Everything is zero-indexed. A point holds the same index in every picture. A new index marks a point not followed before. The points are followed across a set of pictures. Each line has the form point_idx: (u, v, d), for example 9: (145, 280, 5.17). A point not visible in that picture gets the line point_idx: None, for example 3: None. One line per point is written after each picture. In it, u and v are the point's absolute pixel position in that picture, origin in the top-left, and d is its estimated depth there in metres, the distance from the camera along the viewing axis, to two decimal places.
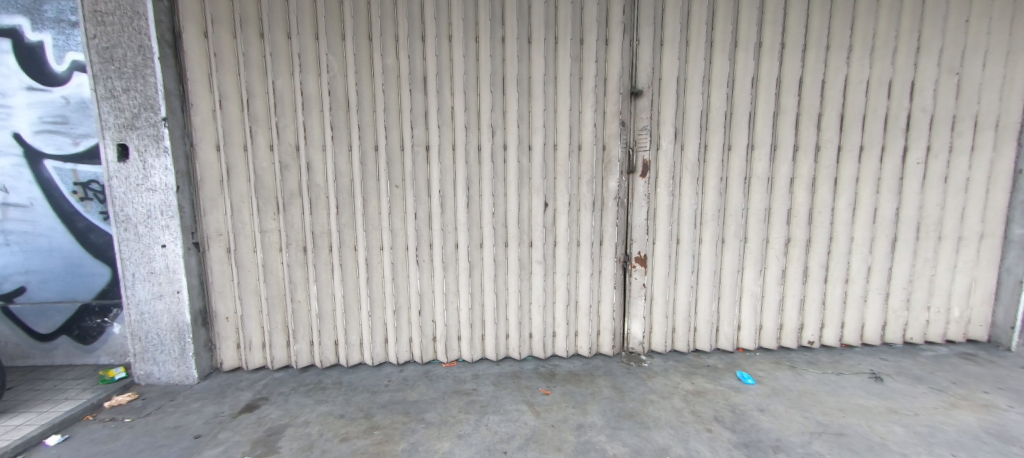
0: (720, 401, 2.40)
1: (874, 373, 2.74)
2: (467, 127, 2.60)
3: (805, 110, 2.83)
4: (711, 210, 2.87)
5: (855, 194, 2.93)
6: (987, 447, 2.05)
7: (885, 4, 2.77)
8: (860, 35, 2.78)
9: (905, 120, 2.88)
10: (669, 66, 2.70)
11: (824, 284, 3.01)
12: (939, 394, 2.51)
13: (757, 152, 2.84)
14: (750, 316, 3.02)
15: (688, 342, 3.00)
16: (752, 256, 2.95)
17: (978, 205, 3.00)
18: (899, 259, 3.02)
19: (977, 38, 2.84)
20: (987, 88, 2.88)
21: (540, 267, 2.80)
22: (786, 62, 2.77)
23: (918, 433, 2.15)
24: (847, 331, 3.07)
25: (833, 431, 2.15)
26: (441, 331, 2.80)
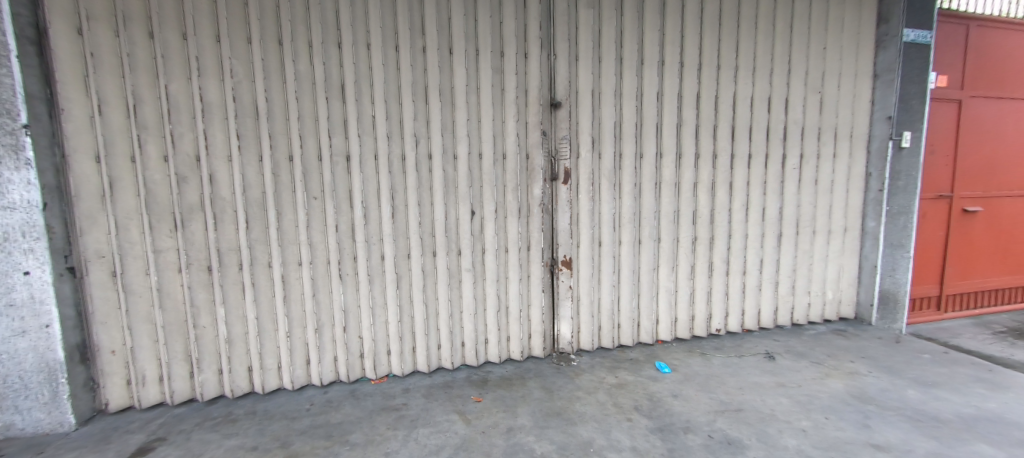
0: (640, 392, 2.57)
1: (769, 353, 3.10)
2: (389, 136, 2.55)
3: (704, 122, 3.15)
4: (627, 214, 3.08)
5: (747, 196, 3.32)
6: (851, 408, 2.41)
7: (762, 31, 3.19)
8: (744, 57, 3.18)
9: (783, 131, 3.32)
10: (583, 79, 2.87)
11: (726, 278, 3.36)
12: (819, 367, 2.90)
13: (665, 160, 3.10)
14: (666, 310, 3.26)
15: (613, 339, 3.18)
16: (665, 254, 3.20)
17: (842, 204, 3.53)
18: (785, 252, 3.45)
19: (833, 63, 3.37)
20: (841, 105, 3.43)
21: (469, 274, 2.80)
22: (685, 79, 3.08)
23: (801, 402, 2.46)
24: (747, 318, 3.45)
25: (733, 408, 2.40)
26: (369, 346, 2.69)
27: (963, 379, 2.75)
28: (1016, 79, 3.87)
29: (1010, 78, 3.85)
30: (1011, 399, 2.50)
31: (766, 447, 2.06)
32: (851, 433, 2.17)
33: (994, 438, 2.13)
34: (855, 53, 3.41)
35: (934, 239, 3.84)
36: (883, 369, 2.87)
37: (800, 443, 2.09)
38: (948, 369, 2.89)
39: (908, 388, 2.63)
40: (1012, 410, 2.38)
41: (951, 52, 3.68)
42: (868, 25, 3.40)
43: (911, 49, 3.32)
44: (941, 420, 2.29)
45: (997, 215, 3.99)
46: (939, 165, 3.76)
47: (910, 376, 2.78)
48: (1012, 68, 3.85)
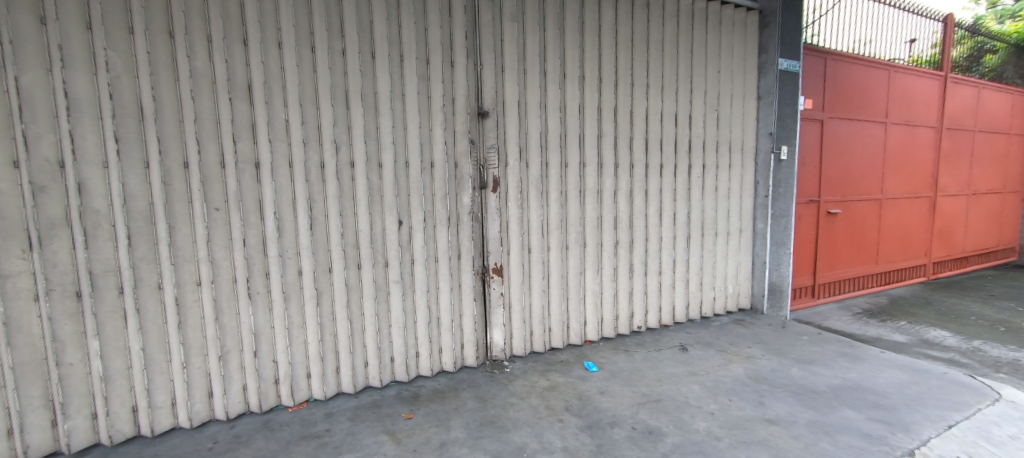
0: (570, 392, 2.65)
1: (683, 345, 3.38)
2: (306, 143, 2.37)
3: (621, 134, 3.37)
4: (555, 221, 3.18)
5: (660, 203, 3.60)
6: (749, 388, 2.71)
7: (668, 54, 3.52)
8: (654, 76, 3.47)
9: (688, 144, 3.68)
10: (510, 90, 2.93)
11: (645, 278, 3.61)
12: (724, 354, 3.22)
13: (587, 169, 3.27)
14: (592, 311, 3.41)
15: (544, 343, 3.24)
16: (590, 259, 3.35)
17: (737, 208, 3.99)
18: (694, 252, 3.80)
19: (726, 85, 3.81)
20: (734, 122, 3.88)
21: (397, 286, 2.69)
22: (603, 94, 3.28)
23: (710, 388, 2.71)
24: (663, 314, 3.73)
25: (653, 399, 2.57)
26: (285, 370, 2.45)
27: (833, 355, 3.24)
28: (861, 104, 4.69)
29: (857, 103, 4.66)
30: (866, 368, 2.99)
31: (682, 432, 2.23)
32: (750, 411, 2.44)
33: (855, 403, 2.53)
34: (743, 77, 3.89)
35: (808, 237, 4.49)
36: (773, 352, 3.28)
37: (710, 425, 2.30)
38: (822, 347, 3.38)
39: (793, 366, 3.02)
40: (867, 378, 2.85)
41: (814, 80, 4.35)
42: (752, 53, 3.92)
43: (785, 76, 3.88)
44: (817, 392, 2.67)
45: (852, 216, 4.77)
46: (809, 174, 4.42)
47: (794, 356, 3.20)
48: (857, 95, 4.66)
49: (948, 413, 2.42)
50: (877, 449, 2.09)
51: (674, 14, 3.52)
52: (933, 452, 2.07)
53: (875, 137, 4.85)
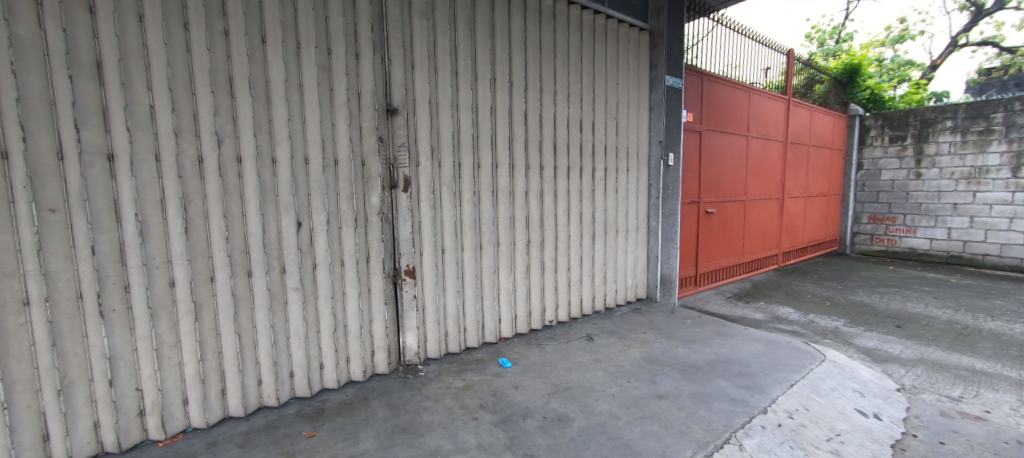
0: (485, 389, 2.67)
1: (589, 335, 3.62)
2: (178, 133, 2.04)
3: (531, 137, 3.50)
4: (468, 221, 3.18)
5: (568, 203, 3.81)
6: (645, 370, 2.99)
7: (572, 64, 3.75)
8: (560, 84, 3.67)
9: (592, 148, 3.95)
10: (420, 88, 2.87)
11: (555, 275, 3.78)
12: (624, 341, 3.51)
13: (500, 170, 3.33)
14: (506, 309, 3.48)
15: (459, 343, 3.22)
16: (503, 258, 3.42)
17: (634, 208, 4.38)
18: (598, 248, 4.09)
19: (623, 96, 4.16)
20: (631, 129, 4.27)
21: (296, 294, 2.47)
22: (513, 97, 3.38)
23: (612, 372, 2.94)
24: (572, 307, 3.95)
25: (562, 388, 2.71)
26: (153, 399, 2.08)
27: (710, 334, 3.73)
28: (729, 119, 5.47)
29: (726, 118, 5.43)
30: (734, 343, 3.49)
31: (588, 416, 2.39)
32: (644, 389, 2.70)
33: (725, 373, 2.95)
34: (637, 90, 4.30)
35: (691, 234, 5.10)
36: (665, 335, 3.66)
37: (611, 406, 2.50)
38: (702, 328, 3.87)
39: (680, 347, 3.41)
40: (735, 351, 3.34)
41: (694, 96, 4.97)
42: (644, 69, 4.34)
43: (671, 91, 4.36)
44: (697, 367, 3.05)
45: (724, 215, 5.54)
46: (690, 178, 5.02)
47: (680, 338, 3.62)
48: (726, 111, 5.42)
49: (791, 374, 2.94)
50: (741, 410, 2.46)
51: (577, 28, 3.77)
52: (780, 407, 2.52)
53: (739, 148, 5.69)
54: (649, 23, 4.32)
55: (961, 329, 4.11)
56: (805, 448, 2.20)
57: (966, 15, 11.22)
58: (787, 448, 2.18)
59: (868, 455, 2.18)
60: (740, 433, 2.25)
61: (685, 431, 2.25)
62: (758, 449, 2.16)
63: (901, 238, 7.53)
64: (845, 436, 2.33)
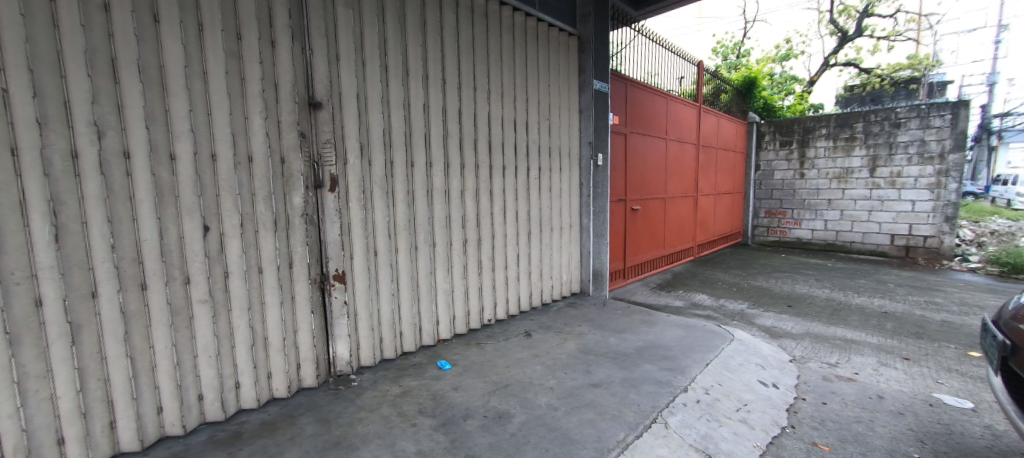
0: (423, 394, 2.59)
1: (527, 332, 3.66)
2: (44, 122, 1.71)
3: (466, 135, 3.45)
4: (402, 221, 3.06)
5: (504, 202, 3.82)
6: (581, 361, 3.08)
7: (505, 64, 3.76)
8: (494, 83, 3.66)
9: (527, 147, 3.99)
10: (347, 81, 2.69)
11: (493, 273, 3.77)
12: (561, 335, 3.59)
13: (434, 168, 3.24)
14: (443, 311, 3.40)
15: (395, 348, 3.09)
16: (440, 259, 3.34)
17: (567, 205, 4.50)
18: (533, 246, 4.14)
19: (555, 98, 4.26)
20: (563, 130, 4.38)
21: (205, 307, 2.19)
22: (447, 95, 3.30)
23: (549, 366, 2.99)
24: (510, 305, 3.96)
25: (503, 386, 2.70)
26: (15, 443, 1.70)
27: (637, 322, 3.95)
28: (651, 122, 5.83)
29: (648, 121, 5.78)
30: (658, 330, 3.72)
31: (528, 410, 2.41)
32: (580, 380, 2.78)
33: (651, 358, 3.13)
34: (568, 92, 4.41)
35: (619, 230, 5.35)
36: (597, 327, 3.81)
37: (550, 398, 2.54)
38: (630, 318, 4.08)
39: (611, 337, 3.56)
40: (660, 337, 3.56)
41: (619, 100, 5.22)
42: (574, 72, 4.47)
43: (599, 94, 4.55)
44: (626, 354, 3.20)
45: (648, 212, 5.89)
46: (617, 177, 5.27)
47: (612, 328, 3.78)
48: (648, 114, 5.77)
49: (706, 354, 3.19)
50: (666, 391, 2.63)
51: (509, 28, 3.78)
52: (698, 384, 2.74)
53: (660, 149, 6.09)
54: (577, 28, 4.45)
55: (838, 305, 4.75)
56: (719, 420, 2.45)
57: (834, 38, 13.02)
58: (705, 421, 2.42)
59: (768, 421, 2.50)
60: (665, 412, 2.41)
61: (618, 415, 2.35)
62: (681, 426, 2.34)
63: (791, 230, 8.53)
64: (751, 405, 2.64)
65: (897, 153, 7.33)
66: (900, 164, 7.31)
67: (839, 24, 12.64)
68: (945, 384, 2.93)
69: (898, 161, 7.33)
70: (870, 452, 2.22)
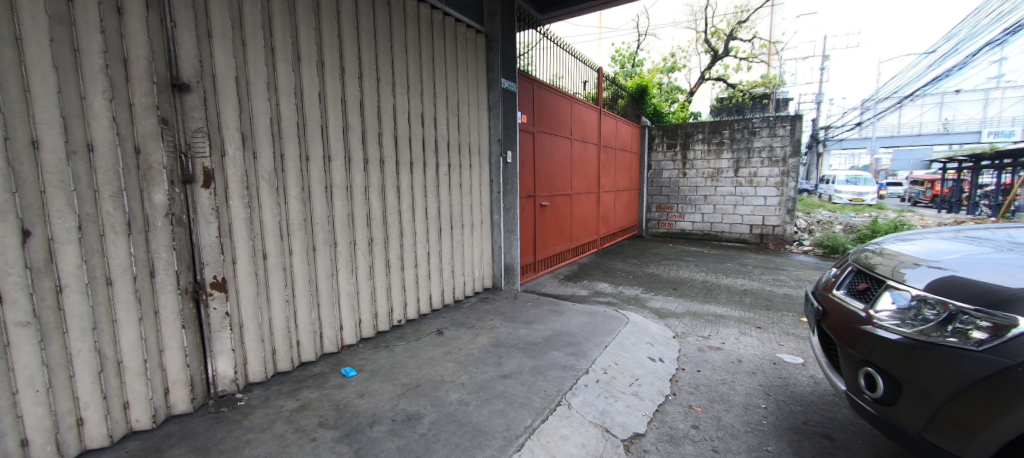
0: (324, 405, 2.41)
1: (439, 330, 3.61)
2: None
3: (369, 129, 3.28)
4: (296, 221, 2.80)
5: (413, 199, 3.71)
6: (492, 354, 3.13)
7: (411, 56, 3.64)
8: (398, 76, 3.52)
9: (435, 143, 3.91)
10: (222, 62, 2.37)
11: (402, 272, 3.64)
12: (473, 330, 3.61)
13: (333, 163, 3.02)
14: (348, 315, 3.20)
15: (292, 359, 2.83)
16: (342, 260, 3.12)
17: (477, 202, 4.52)
18: (444, 243, 4.09)
19: (463, 94, 4.24)
20: (472, 127, 4.38)
21: (30, 330, 1.78)
22: (346, 84, 3.09)
23: (461, 362, 2.99)
24: (422, 304, 3.86)
25: (412, 387, 2.63)
26: None
27: (546, 312, 4.13)
28: (557, 122, 6.12)
29: (554, 122, 6.05)
30: (565, 318, 3.94)
31: (438, 409, 2.38)
32: (491, 372, 2.83)
33: (558, 345, 3.29)
34: (476, 89, 4.43)
35: (529, 226, 5.52)
36: (509, 319, 3.90)
37: (461, 394, 2.54)
38: (539, 308, 4.25)
39: (522, 328, 3.67)
40: (566, 325, 3.76)
41: (527, 100, 5.39)
42: (482, 70, 4.50)
43: (507, 93, 4.64)
44: (535, 344, 3.33)
45: (555, 207, 6.18)
46: (526, 175, 5.43)
47: (522, 320, 3.90)
48: (553, 115, 6.03)
49: (605, 337, 3.46)
50: (570, 374, 2.80)
51: (414, 20, 3.67)
52: (597, 366, 2.95)
53: (565, 149, 6.42)
54: (485, 26, 4.48)
55: (712, 286, 5.49)
56: (615, 395, 2.67)
57: (708, 56, 14.89)
58: (603, 398, 2.62)
59: (655, 392, 2.80)
60: (568, 394, 2.56)
61: (526, 403, 2.44)
62: (583, 405, 2.51)
63: (676, 222, 9.60)
64: (642, 379, 2.93)
65: (754, 157, 8.65)
66: (755, 166, 8.65)
67: (711, 43, 14.47)
68: (786, 345, 3.56)
69: (755, 164, 8.65)
70: (732, 408, 2.61)
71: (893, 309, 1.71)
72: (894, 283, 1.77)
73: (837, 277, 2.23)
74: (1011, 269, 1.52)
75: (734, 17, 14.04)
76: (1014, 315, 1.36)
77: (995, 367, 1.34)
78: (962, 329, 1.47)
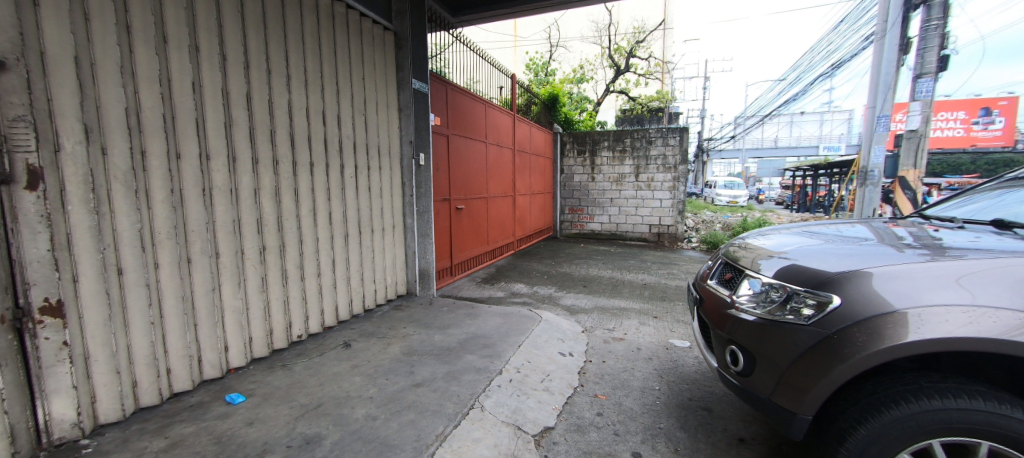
0: (201, 440, 2.10)
1: (346, 342, 3.38)
2: None
3: (258, 126, 2.95)
4: (163, 228, 2.41)
5: (313, 202, 3.42)
6: (404, 364, 3.01)
7: (308, 48, 3.37)
8: (294, 69, 3.23)
9: (339, 143, 3.66)
10: (55, 39, 1.97)
11: (302, 283, 3.33)
12: (384, 340, 3.44)
13: (213, 163, 2.66)
14: (235, 334, 2.84)
15: (160, 391, 2.42)
16: (226, 272, 2.76)
17: (388, 205, 4.33)
18: (352, 250, 3.84)
19: (370, 93, 4.04)
20: (381, 127, 4.19)
21: None
22: (228, 74, 2.75)
23: (369, 375, 2.82)
24: (327, 316, 3.58)
25: (312, 407, 2.42)
26: None
27: (461, 316, 4.09)
28: (471, 126, 6.11)
29: (469, 125, 6.04)
30: (480, 321, 3.93)
31: (341, 428, 2.22)
32: (402, 382, 2.72)
33: (473, 348, 3.28)
34: (385, 88, 4.25)
35: (444, 230, 5.43)
36: (423, 326, 3.79)
37: (368, 409, 2.40)
38: (455, 312, 4.20)
39: (436, 334, 3.59)
40: (482, 327, 3.77)
41: (440, 102, 5.30)
42: (391, 70, 4.33)
43: (419, 94, 4.52)
44: (449, 349, 3.28)
45: (471, 211, 6.16)
46: (441, 178, 5.33)
47: (437, 325, 3.82)
48: (468, 118, 6.02)
49: (519, 336, 3.53)
50: (483, 377, 2.80)
51: (313, 10, 3.40)
52: (510, 365, 3.00)
53: (480, 153, 6.44)
54: (393, 23, 4.33)
55: (618, 282, 5.90)
56: (527, 393, 2.73)
57: (612, 70, 16.08)
58: (516, 397, 2.66)
59: (564, 385, 2.93)
60: (481, 397, 2.56)
61: (438, 410, 2.39)
62: (495, 405, 2.52)
63: (586, 223, 10.20)
64: (552, 374, 3.04)
65: (651, 163, 9.52)
66: (652, 172, 9.53)
67: (614, 59, 15.65)
68: (677, 332, 3.96)
69: (652, 170, 9.53)
70: (632, 392, 2.83)
71: (750, 294, 2.00)
72: (751, 272, 2.06)
73: (710, 269, 2.54)
74: (831, 257, 1.87)
75: (633, 36, 15.37)
76: (831, 294, 1.70)
77: (820, 337, 1.66)
78: (797, 307, 1.77)
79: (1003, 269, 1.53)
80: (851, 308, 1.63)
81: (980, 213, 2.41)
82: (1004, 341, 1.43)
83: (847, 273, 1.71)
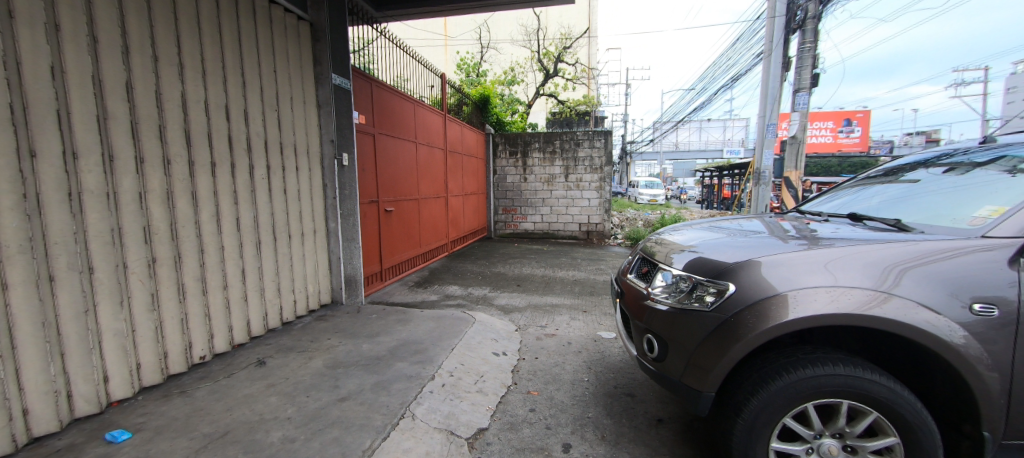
0: None
1: (260, 360, 3.09)
2: None
3: (142, 121, 2.59)
4: (12, 242, 2.01)
5: (217, 206, 3.08)
6: (327, 378, 2.81)
7: (206, 36, 3.03)
8: (188, 58, 2.88)
9: (246, 141, 3.33)
10: None
11: (204, 297, 2.98)
12: (304, 354, 3.19)
13: (82, 163, 2.28)
14: (118, 361, 2.46)
15: (13, 437, 2.02)
16: (104, 290, 2.38)
17: (308, 209, 4.03)
18: (266, 258, 3.52)
19: (283, 88, 3.73)
20: (297, 124, 3.89)
21: None
22: (103, 60, 2.38)
23: (287, 393, 2.61)
24: (236, 332, 3.24)
25: (217, 436, 2.17)
26: None
27: (392, 322, 3.93)
28: (400, 125, 5.90)
29: (397, 125, 5.82)
30: (412, 327, 3.81)
31: (252, 455, 2.02)
32: (325, 398, 2.54)
33: (404, 356, 3.16)
34: (300, 83, 3.95)
35: (373, 233, 5.18)
36: (350, 336, 3.58)
37: (285, 431, 2.21)
38: (385, 319, 4.03)
39: (364, 344, 3.41)
40: (413, 333, 3.65)
41: (365, 100, 5.04)
42: (308, 63, 4.04)
43: (339, 90, 4.26)
44: (379, 358, 3.13)
45: (402, 213, 5.94)
46: (368, 179, 5.08)
47: (364, 334, 3.63)
48: (396, 117, 5.80)
49: (452, 339, 3.48)
50: (414, 384, 2.71)
51: None
52: (443, 370, 2.94)
53: (410, 153, 6.23)
54: (308, 13, 4.04)
55: (551, 280, 6.05)
56: (461, 396, 2.70)
57: (541, 73, 16.49)
58: (448, 401, 2.61)
59: (498, 385, 2.94)
60: (412, 405, 2.48)
61: (365, 423, 2.27)
62: (427, 412, 2.45)
63: (519, 222, 10.34)
64: (486, 375, 3.03)
65: (579, 165, 9.92)
66: (580, 173, 9.93)
67: (542, 62, 16.07)
68: (605, 324, 4.15)
69: (580, 171, 9.93)
70: (562, 386, 2.92)
71: (662, 286, 2.15)
72: (663, 265, 2.22)
73: (630, 264, 2.69)
74: (728, 249, 2.07)
75: (560, 42, 15.89)
76: (727, 282, 1.89)
77: (719, 321, 1.84)
78: (701, 295, 1.94)
79: (858, 254, 1.80)
80: (743, 294, 1.82)
81: (845, 206, 2.83)
82: (858, 315, 1.68)
83: (740, 263, 1.91)
